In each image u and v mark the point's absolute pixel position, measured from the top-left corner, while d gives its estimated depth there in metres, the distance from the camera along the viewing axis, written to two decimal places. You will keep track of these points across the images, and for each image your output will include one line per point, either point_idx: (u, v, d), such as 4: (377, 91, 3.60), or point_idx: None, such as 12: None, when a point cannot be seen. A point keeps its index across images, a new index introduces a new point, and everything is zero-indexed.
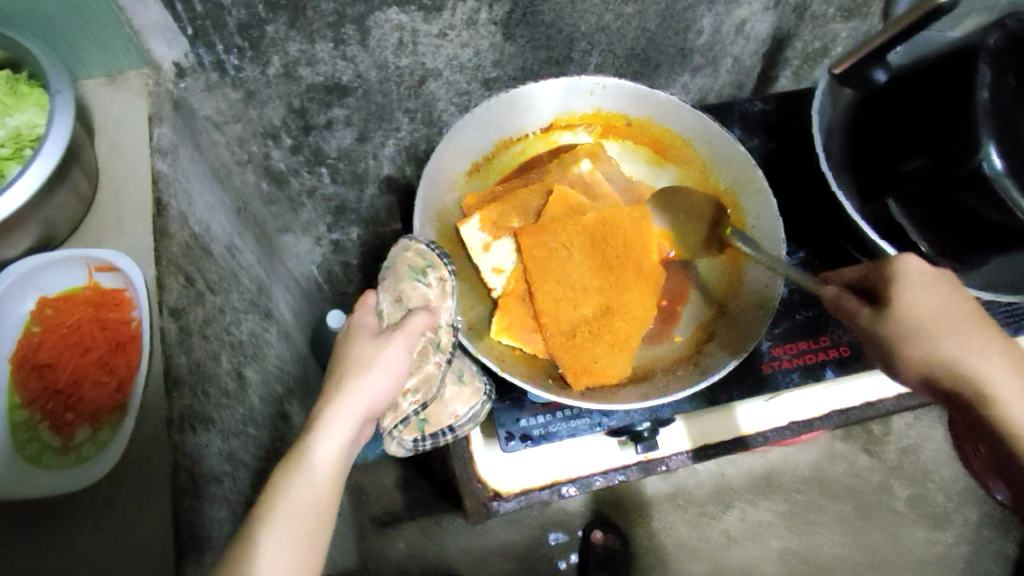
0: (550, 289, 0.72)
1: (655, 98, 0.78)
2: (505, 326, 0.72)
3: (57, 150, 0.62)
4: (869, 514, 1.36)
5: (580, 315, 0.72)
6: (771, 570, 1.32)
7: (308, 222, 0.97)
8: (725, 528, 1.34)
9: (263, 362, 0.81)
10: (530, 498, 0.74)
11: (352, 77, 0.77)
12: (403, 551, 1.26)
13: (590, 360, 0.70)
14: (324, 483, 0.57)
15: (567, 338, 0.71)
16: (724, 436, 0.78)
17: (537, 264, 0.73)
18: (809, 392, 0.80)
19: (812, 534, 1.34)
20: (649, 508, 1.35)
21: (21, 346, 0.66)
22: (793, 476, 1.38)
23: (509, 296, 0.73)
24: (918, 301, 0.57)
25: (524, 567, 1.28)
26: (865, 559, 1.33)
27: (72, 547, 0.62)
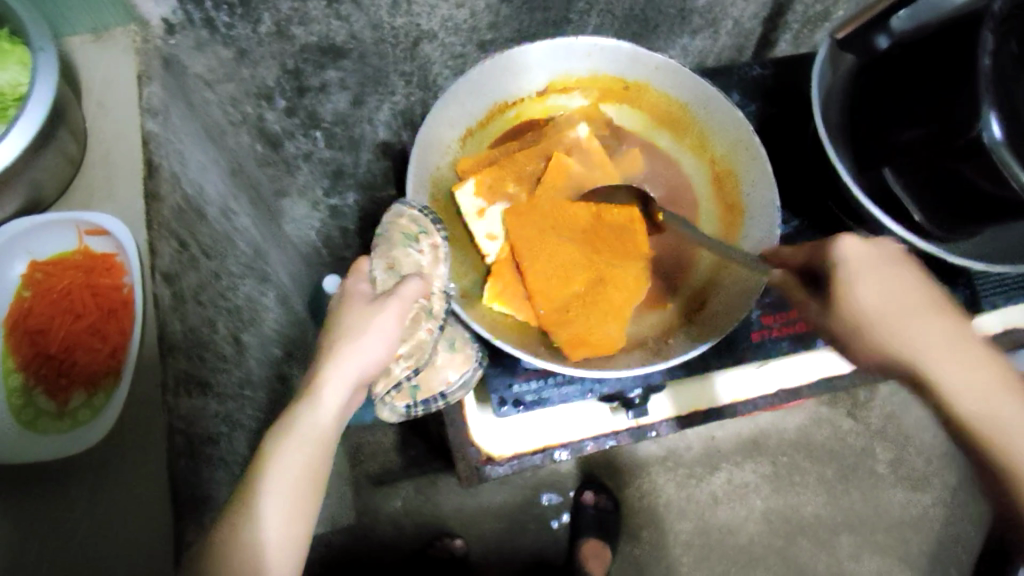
0: (543, 258, 0.72)
1: (653, 62, 0.77)
2: (497, 292, 0.73)
3: (41, 111, 0.60)
4: (849, 476, 1.40)
5: (573, 285, 0.72)
6: (753, 528, 1.36)
7: (305, 185, 0.93)
8: (711, 489, 1.37)
9: (260, 327, 0.81)
10: (522, 462, 0.76)
11: (347, 38, 0.75)
12: (399, 507, 1.28)
13: (584, 330, 0.70)
14: (316, 449, 0.59)
15: (561, 310, 0.71)
16: (711, 403, 0.80)
17: (529, 234, 0.73)
18: (795, 360, 0.82)
19: (794, 494, 1.38)
20: (641, 469, 1.38)
21: (13, 310, 0.66)
22: (778, 440, 1.41)
23: (503, 262, 0.74)
24: (872, 294, 0.63)
25: (514, 526, 1.31)
26: (843, 518, 1.38)
27: (68, 510, 0.62)
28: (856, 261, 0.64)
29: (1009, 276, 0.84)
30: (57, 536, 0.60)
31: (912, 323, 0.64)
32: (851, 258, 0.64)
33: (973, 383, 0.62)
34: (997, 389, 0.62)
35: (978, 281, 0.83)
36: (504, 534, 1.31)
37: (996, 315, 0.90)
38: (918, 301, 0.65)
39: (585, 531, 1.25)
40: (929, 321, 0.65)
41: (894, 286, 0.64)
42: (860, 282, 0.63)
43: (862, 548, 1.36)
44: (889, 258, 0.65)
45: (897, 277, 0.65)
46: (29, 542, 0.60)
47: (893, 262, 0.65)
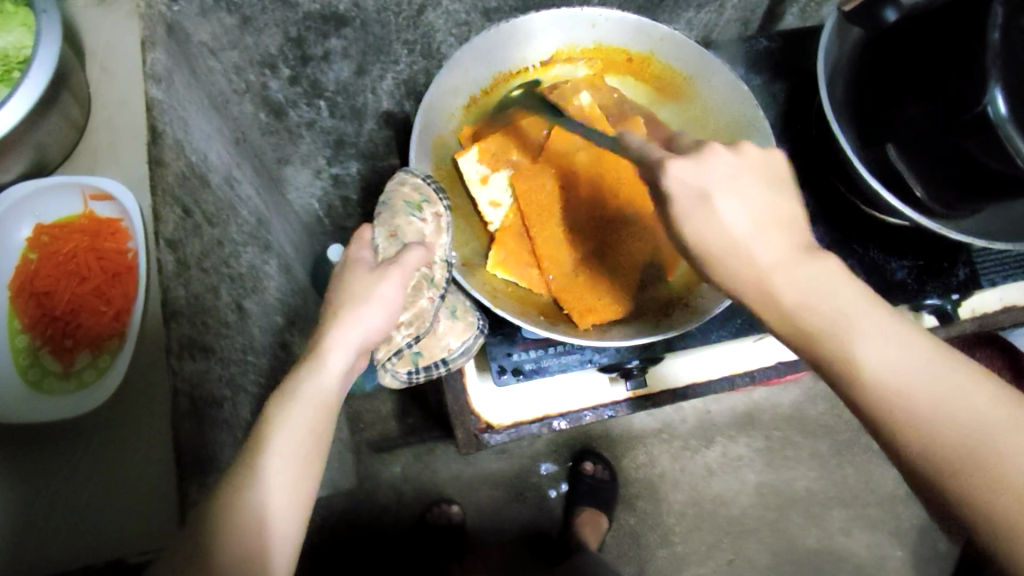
0: (548, 229, 0.75)
1: (658, 32, 0.76)
2: (501, 261, 0.74)
3: (44, 75, 0.61)
4: (844, 450, 1.41)
5: (577, 254, 0.75)
6: (746, 501, 1.38)
7: (308, 154, 0.95)
8: (706, 461, 1.39)
9: (263, 295, 0.81)
10: (520, 431, 0.76)
11: (350, 6, 0.75)
12: (400, 473, 1.31)
13: (593, 300, 0.73)
14: (320, 414, 0.60)
15: (567, 279, 0.74)
16: (674, 383, 0.81)
17: (535, 201, 0.75)
18: (788, 339, 0.83)
19: (787, 469, 1.39)
20: (638, 441, 1.40)
21: (18, 272, 0.67)
22: (773, 414, 1.42)
23: (506, 230, 0.75)
24: (708, 226, 0.53)
25: (513, 492, 1.34)
26: (836, 492, 1.39)
27: (75, 468, 0.63)
28: (713, 179, 0.53)
29: (1011, 254, 0.84)
30: (66, 491, 0.63)
31: (781, 276, 0.52)
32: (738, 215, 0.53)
33: (929, 379, 0.48)
34: (958, 383, 0.48)
35: (977, 259, 0.83)
36: (500, 500, 1.33)
37: (995, 294, 0.87)
38: (762, 229, 0.53)
39: (582, 500, 1.28)
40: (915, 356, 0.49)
41: (729, 215, 0.53)
42: (704, 209, 0.53)
43: (853, 523, 1.38)
44: (777, 186, 0.56)
45: (761, 212, 0.54)
46: (35, 497, 0.62)
47: (773, 199, 0.55)
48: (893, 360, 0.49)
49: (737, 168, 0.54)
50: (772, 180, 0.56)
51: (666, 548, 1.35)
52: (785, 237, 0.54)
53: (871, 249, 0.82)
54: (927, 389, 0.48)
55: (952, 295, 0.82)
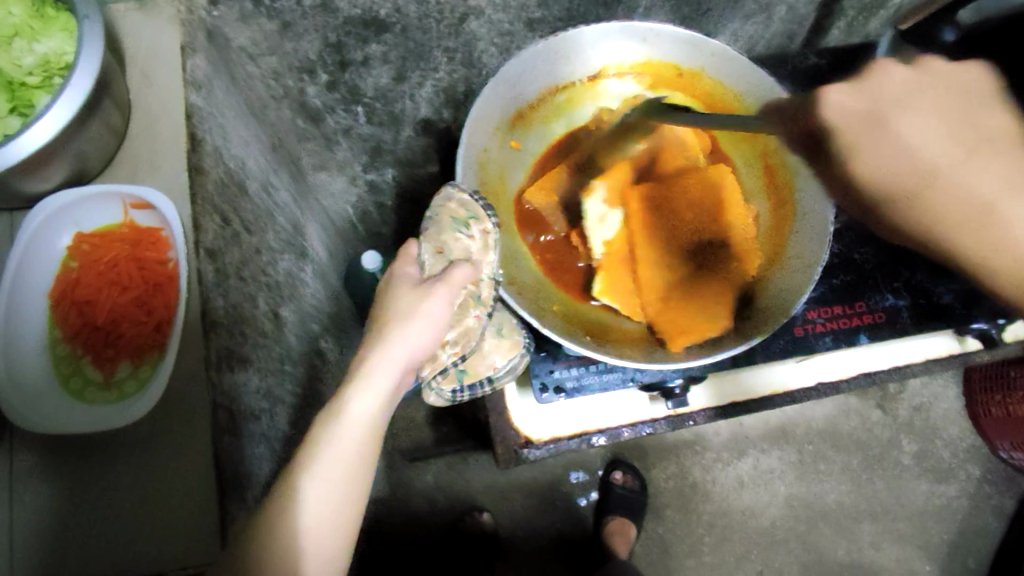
0: (650, 251, 0.75)
1: (709, 48, 0.75)
2: (605, 286, 0.75)
3: (87, 81, 0.60)
4: (874, 466, 1.39)
5: (678, 278, 0.75)
6: (776, 512, 1.36)
7: (344, 161, 0.96)
8: (737, 473, 1.37)
9: (299, 303, 0.81)
10: (559, 446, 0.77)
11: (390, 11, 0.74)
12: (431, 482, 1.31)
13: (686, 322, 0.72)
14: (364, 433, 0.58)
15: (663, 304, 0.73)
16: (730, 398, 0.81)
17: (646, 220, 0.75)
18: (840, 355, 0.84)
19: (818, 482, 1.38)
20: (669, 453, 1.39)
21: (59, 280, 0.65)
22: (806, 429, 1.40)
23: (613, 257, 0.76)
24: (878, 150, 0.57)
25: (545, 504, 1.33)
26: (866, 506, 1.37)
27: (116, 482, 0.63)
28: (885, 99, 0.57)
29: None
30: (105, 504, 0.62)
31: (950, 166, 0.54)
32: (915, 128, 0.56)
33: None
34: None
35: None
36: (531, 510, 1.32)
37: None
38: (935, 130, 0.56)
39: (615, 508, 1.26)
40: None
41: (908, 130, 0.56)
42: (872, 126, 0.57)
43: (883, 537, 1.36)
44: (980, 105, 0.56)
45: (945, 130, 0.56)
46: (74, 510, 0.62)
47: (976, 111, 0.56)
48: (1004, 197, 0.52)
49: (914, 84, 0.58)
50: (967, 99, 0.57)
51: (695, 559, 1.33)
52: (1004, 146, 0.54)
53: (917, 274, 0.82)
54: None
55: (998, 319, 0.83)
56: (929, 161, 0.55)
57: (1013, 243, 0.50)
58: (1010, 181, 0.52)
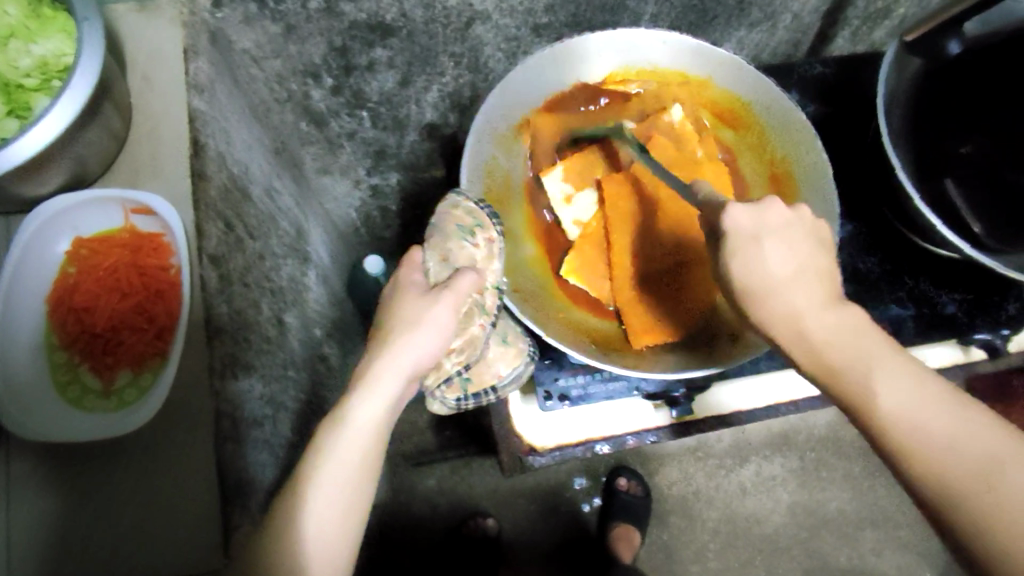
0: (624, 236, 0.75)
1: (716, 56, 0.76)
2: (576, 266, 0.75)
3: (87, 83, 0.59)
4: (875, 473, 1.39)
5: (651, 270, 0.75)
6: (778, 520, 1.36)
7: (347, 164, 0.94)
8: (739, 480, 1.37)
9: (303, 307, 0.80)
10: (563, 453, 0.78)
11: (396, 16, 0.73)
12: (434, 486, 1.30)
13: (652, 319, 0.72)
14: (368, 442, 0.58)
15: (634, 293, 0.74)
16: (728, 406, 0.80)
17: (622, 209, 0.75)
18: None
19: (819, 489, 1.38)
20: (669, 458, 1.39)
21: (57, 286, 0.64)
22: (809, 435, 1.40)
23: (588, 238, 0.76)
24: (750, 267, 0.55)
25: (547, 509, 1.32)
26: (867, 513, 1.37)
27: (115, 492, 0.61)
28: (767, 226, 0.56)
29: None
30: (104, 514, 0.61)
31: (816, 319, 0.54)
32: (779, 253, 0.55)
33: (956, 443, 0.47)
34: (922, 390, 0.49)
35: None
36: (535, 515, 1.32)
37: None
38: (806, 285, 0.55)
39: (618, 517, 1.26)
40: (929, 393, 0.49)
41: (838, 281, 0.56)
42: (750, 247, 0.55)
43: (885, 544, 1.36)
44: (823, 250, 0.58)
45: (803, 261, 0.56)
46: (72, 520, 0.60)
47: (816, 255, 0.57)
48: (848, 350, 0.52)
49: (791, 221, 0.57)
50: (823, 243, 0.58)
51: (698, 565, 1.34)
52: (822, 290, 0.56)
53: (921, 282, 0.82)
54: (945, 430, 0.47)
55: (1003, 330, 0.81)
56: (785, 312, 0.54)
57: (853, 367, 0.51)
58: (824, 305, 0.55)
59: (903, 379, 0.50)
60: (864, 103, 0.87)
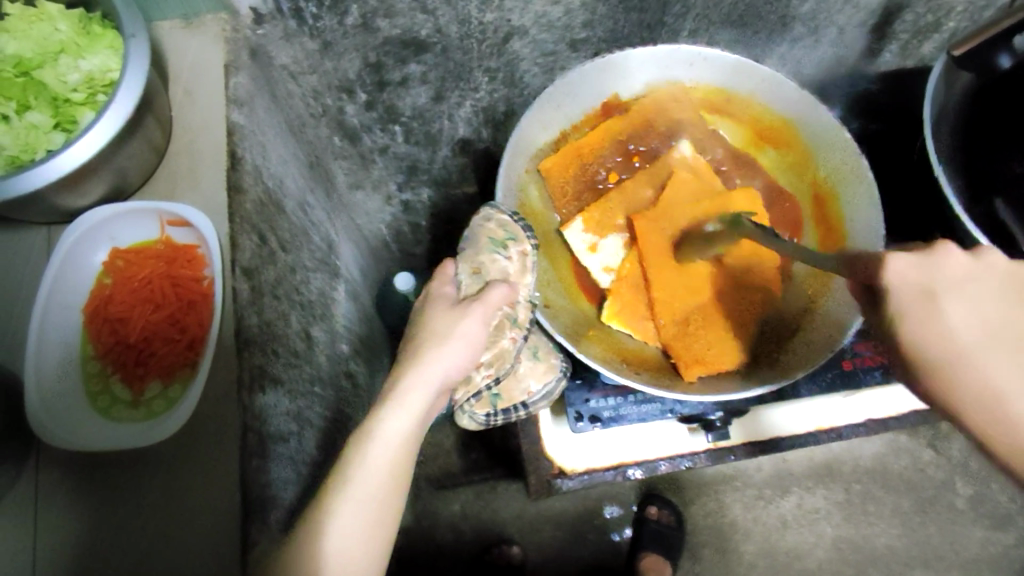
0: (664, 275, 0.71)
1: (759, 74, 0.74)
2: (616, 311, 0.73)
3: (130, 99, 0.60)
4: (926, 509, 1.32)
5: (691, 304, 0.72)
6: (822, 555, 1.31)
7: (379, 179, 0.95)
8: (781, 512, 1.32)
9: (331, 324, 0.80)
10: (593, 478, 0.77)
11: (432, 32, 0.73)
12: (458, 511, 1.27)
13: (702, 349, 0.70)
14: (399, 455, 0.56)
15: (679, 328, 0.71)
16: (770, 434, 0.81)
17: (654, 252, 0.72)
18: (826, 401, 0.82)
19: (867, 524, 1.32)
20: (708, 489, 1.33)
21: (93, 295, 0.65)
22: (854, 466, 1.34)
23: (623, 280, 0.73)
24: (930, 327, 0.50)
25: (575, 537, 1.29)
26: (918, 552, 1.31)
27: (139, 502, 0.61)
28: (945, 279, 0.50)
29: None
30: (129, 525, 0.60)
31: (1017, 401, 0.49)
32: (963, 318, 0.50)
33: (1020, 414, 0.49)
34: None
35: None
36: (561, 544, 1.28)
37: None
38: (997, 355, 0.50)
39: (647, 545, 1.23)
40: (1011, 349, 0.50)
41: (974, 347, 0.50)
42: (928, 308, 0.50)
43: None
44: (1003, 301, 0.52)
45: (992, 324, 0.51)
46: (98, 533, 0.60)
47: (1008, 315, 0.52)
48: None
49: (972, 272, 0.51)
50: (1004, 293, 0.52)
51: None
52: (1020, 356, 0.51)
53: None
54: None
55: None
56: (1008, 413, 0.49)
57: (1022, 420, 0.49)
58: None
59: (999, 412, 0.49)
60: None
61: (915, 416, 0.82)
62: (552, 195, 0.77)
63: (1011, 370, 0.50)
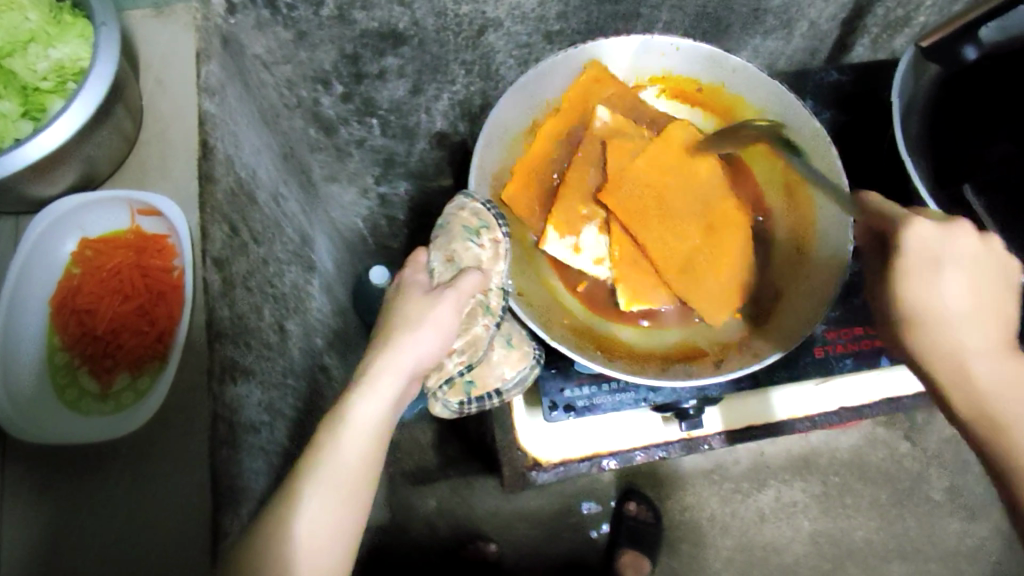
0: (651, 231, 0.73)
1: (730, 63, 0.76)
2: (631, 293, 0.74)
3: (100, 87, 0.59)
4: (904, 501, 1.33)
5: (691, 246, 0.74)
6: (800, 549, 1.30)
7: (355, 172, 0.96)
8: (758, 506, 1.32)
9: (305, 316, 0.80)
10: (568, 469, 0.77)
11: (409, 24, 0.73)
12: (434, 507, 1.26)
13: (718, 288, 0.73)
14: (371, 441, 0.55)
15: (688, 278, 0.73)
16: (745, 423, 0.81)
17: (630, 215, 0.73)
18: (799, 390, 0.82)
19: (844, 517, 1.32)
20: (683, 483, 1.33)
21: (60, 287, 0.64)
22: (831, 459, 1.35)
23: (620, 262, 0.74)
24: (925, 293, 0.56)
25: (551, 534, 1.28)
26: (895, 545, 1.31)
27: (106, 497, 0.60)
28: (951, 251, 0.55)
29: None
30: (95, 520, 0.59)
31: (983, 366, 0.56)
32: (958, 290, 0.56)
33: (986, 379, 0.56)
34: (999, 348, 0.57)
35: None
36: (538, 541, 1.27)
37: None
38: (980, 325, 0.57)
39: (623, 543, 1.22)
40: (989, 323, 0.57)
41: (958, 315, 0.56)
42: (929, 276, 0.55)
43: None
44: (996, 281, 0.58)
45: (980, 299, 0.57)
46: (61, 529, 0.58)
47: (995, 294, 0.58)
48: (998, 393, 0.55)
49: (979, 252, 0.56)
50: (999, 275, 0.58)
51: None
52: (994, 331, 0.57)
53: None
54: (996, 390, 0.55)
55: None
56: (976, 376, 0.56)
57: (991, 384, 0.56)
58: (995, 348, 0.57)
59: (971, 375, 0.56)
60: (883, 111, 0.85)
61: (887, 403, 0.83)
62: (520, 216, 0.76)
63: (987, 343, 0.56)
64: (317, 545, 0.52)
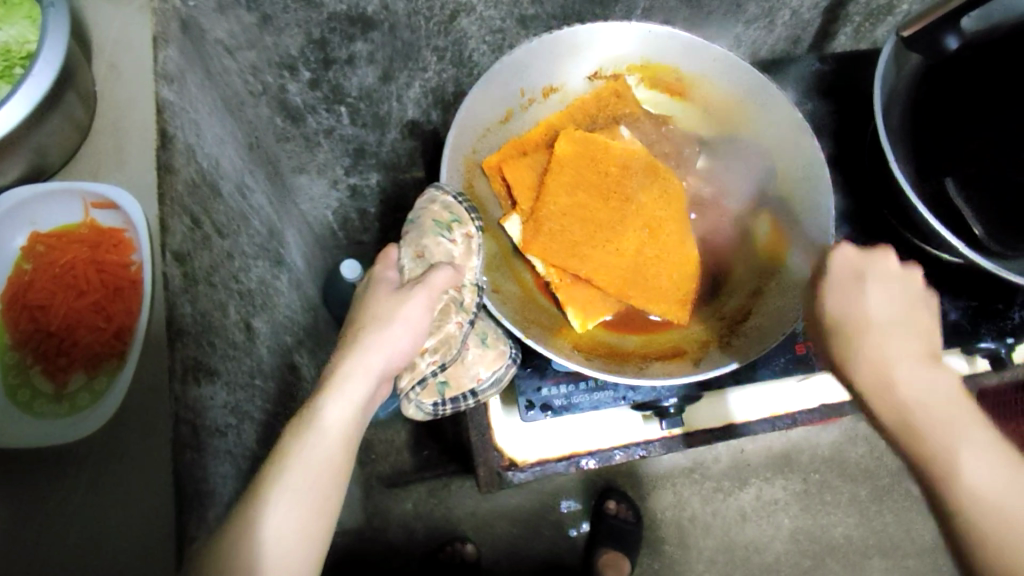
0: (596, 261, 0.70)
1: (708, 53, 0.74)
2: (581, 311, 0.71)
3: (49, 73, 0.55)
4: (883, 497, 1.33)
5: (630, 251, 0.72)
6: (779, 547, 1.30)
7: (325, 163, 0.93)
8: (738, 505, 1.31)
9: (273, 313, 0.77)
10: (545, 469, 0.75)
11: (378, 8, 0.71)
12: (411, 509, 1.24)
13: (664, 293, 0.72)
14: (337, 446, 0.53)
15: (638, 279, 0.72)
16: (717, 421, 0.79)
17: (557, 248, 0.70)
18: (779, 387, 0.81)
19: (824, 514, 1.32)
20: (663, 481, 1.32)
21: (11, 282, 0.60)
22: (811, 456, 1.34)
23: (563, 283, 0.71)
24: (847, 304, 0.60)
25: (530, 532, 1.26)
26: (875, 541, 1.31)
27: (60, 506, 0.55)
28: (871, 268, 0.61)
29: None
30: (46, 533, 0.54)
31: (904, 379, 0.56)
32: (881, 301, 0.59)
33: (912, 402, 0.55)
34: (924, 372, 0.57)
35: None
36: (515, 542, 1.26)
37: None
38: (901, 341, 0.58)
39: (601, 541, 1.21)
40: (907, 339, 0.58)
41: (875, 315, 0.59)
42: (853, 286, 0.60)
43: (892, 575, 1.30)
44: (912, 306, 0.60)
45: (905, 314, 0.60)
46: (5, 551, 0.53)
47: (914, 313, 0.60)
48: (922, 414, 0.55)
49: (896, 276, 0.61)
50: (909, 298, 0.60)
51: None
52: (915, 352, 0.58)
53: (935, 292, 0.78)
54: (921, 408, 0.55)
55: (1008, 338, 0.77)
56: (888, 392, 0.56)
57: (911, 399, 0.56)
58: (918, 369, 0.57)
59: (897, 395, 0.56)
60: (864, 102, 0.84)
61: None
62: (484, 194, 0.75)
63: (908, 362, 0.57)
64: (280, 548, 0.49)
